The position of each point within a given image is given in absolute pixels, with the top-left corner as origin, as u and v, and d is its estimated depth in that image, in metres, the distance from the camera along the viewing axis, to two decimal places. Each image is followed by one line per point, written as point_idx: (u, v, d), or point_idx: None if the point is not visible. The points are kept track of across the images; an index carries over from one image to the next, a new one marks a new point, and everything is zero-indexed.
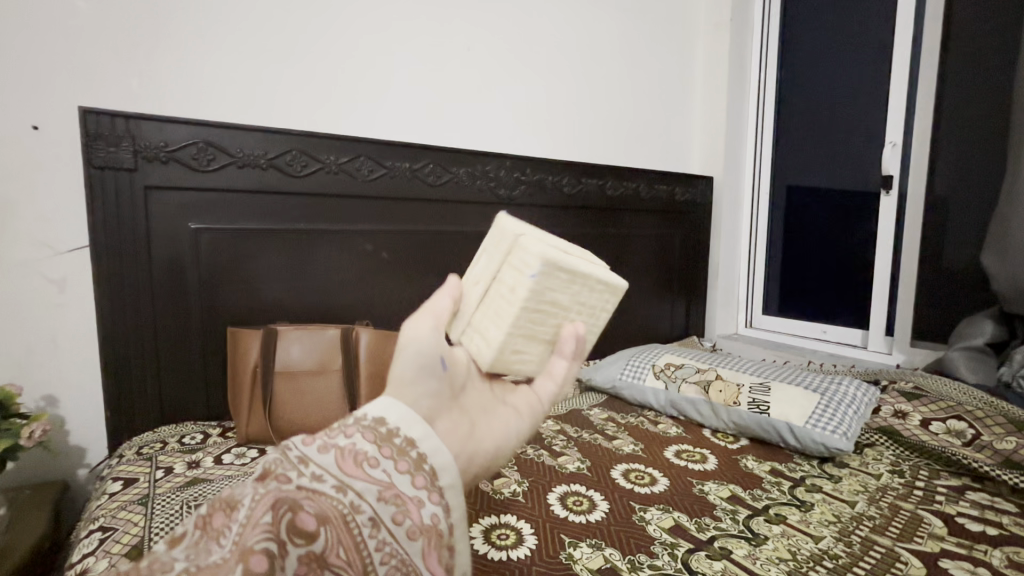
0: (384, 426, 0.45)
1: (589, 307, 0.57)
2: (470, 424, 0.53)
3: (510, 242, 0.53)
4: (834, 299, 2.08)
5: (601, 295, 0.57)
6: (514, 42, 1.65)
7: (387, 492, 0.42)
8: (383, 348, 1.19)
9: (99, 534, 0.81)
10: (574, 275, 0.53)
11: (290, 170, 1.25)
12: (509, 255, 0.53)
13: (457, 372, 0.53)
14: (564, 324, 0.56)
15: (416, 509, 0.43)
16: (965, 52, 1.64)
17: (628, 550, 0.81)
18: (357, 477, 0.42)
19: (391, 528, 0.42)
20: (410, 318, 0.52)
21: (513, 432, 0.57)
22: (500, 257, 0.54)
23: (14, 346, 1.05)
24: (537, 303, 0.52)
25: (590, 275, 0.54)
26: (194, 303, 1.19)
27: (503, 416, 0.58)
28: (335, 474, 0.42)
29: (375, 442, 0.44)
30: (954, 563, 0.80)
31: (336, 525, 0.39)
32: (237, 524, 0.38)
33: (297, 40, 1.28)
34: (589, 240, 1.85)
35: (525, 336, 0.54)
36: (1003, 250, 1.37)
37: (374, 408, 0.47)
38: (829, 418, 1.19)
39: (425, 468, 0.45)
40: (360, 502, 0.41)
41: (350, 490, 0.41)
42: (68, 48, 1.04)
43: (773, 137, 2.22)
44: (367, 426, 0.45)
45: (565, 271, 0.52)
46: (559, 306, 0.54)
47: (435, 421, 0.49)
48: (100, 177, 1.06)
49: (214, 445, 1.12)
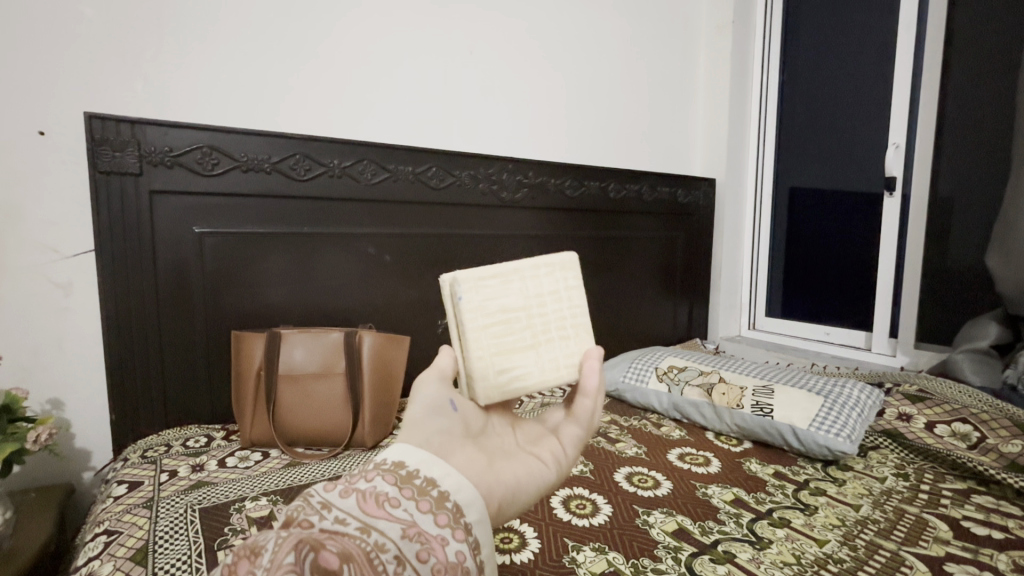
0: (404, 468, 0.47)
1: (547, 298, 0.64)
2: (487, 460, 0.54)
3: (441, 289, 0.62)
4: (837, 301, 2.08)
5: (550, 276, 0.64)
6: (514, 45, 1.65)
7: (410, 530, 0.43)
8: (385, 353, 1.19)
9: (104, 538, 0.82)
10: (503, 277, 0.61)
11: (294, 173, 1.25)
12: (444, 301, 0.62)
13: (471, 419, 0.59)
14: (533, 325, 0.62)
15: (440, 547, 0.43)
16: (968, 51, 1.63)
17: (632, 553, 0.81)
18: (379, 516, 0.42)
19: (416, 566, 0.41)
20: (422, 374, 0.58)
21: (536, 476, 0.56)
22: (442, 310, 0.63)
23: (20, 350, 1.06)
24: (488, 315, 0.59)
25: (519, 269, 0.62)
26: (197, 307, 1.19)
27: (522, 458, 0.57)
28: (358, 515, 0.42)
29: (396, 483, 0.45)
30: (960, 567, 0.79)
31: (359, 563, 0.38)
32: (259, 569, 0.36)
33: (299, 42, 1.28)
34: (591, 242, 1.85)
35: (501, 351, 0.60)
36: (1007, 251, 1.37)
37: (392, 453, 0.48)
38: (833, 421, 1.19)
39: (447, 506, 0.46)
40: (383, 540, 0.41)
41: (373, 530, 0.41)
42: (72, 53, 1.05)
43: (775, 138, 2.22)
44: (387, 470, 0.46)
45: (491, 279, 0.60)
46: (514, 306, 0.61)
47: (451, 456, 0.51)
48: (106, 182, 1.07)
49: (219, 448, 1.13)
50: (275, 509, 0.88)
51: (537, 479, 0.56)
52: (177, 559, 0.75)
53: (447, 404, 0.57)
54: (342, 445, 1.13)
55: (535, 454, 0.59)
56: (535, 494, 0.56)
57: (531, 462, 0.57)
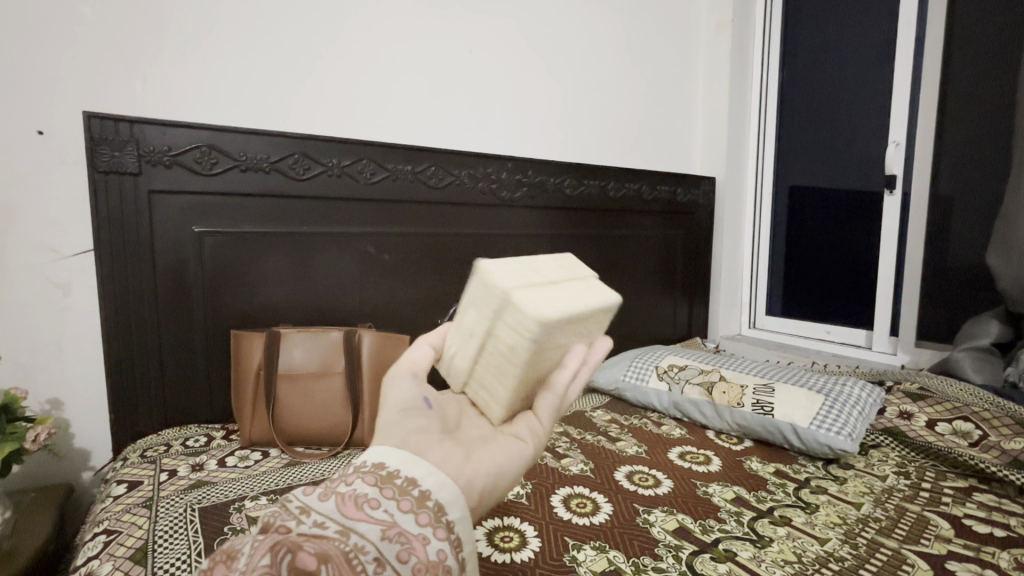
0: (384, 468, 0.46)
1: (586, 337, 0.58)
2: (465, 452, 0.54)
3: (505, 302, 0.50)
4: (838, 299, 2.07)
5: (601, 320, 0.58)
6: (513, 48, 1.65)
7: (390, 531, 0.43)
8: (385, 350, 1.18)
9: (103, 537, 0.82)
10: (573, 320, 0.52)
11: (293, 173, 1.25)
12: (499, 319, 0.52)
13: (446, 413, 0.58)
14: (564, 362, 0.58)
15: (421, 546, 0.43)
16: (968, 50, 1.63)
17: (632, 552, 0.80)
18: (358, 518, 0.43)
19: (396, 567, 0.41)
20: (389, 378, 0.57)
21: (515, 457, 0.56)
22: (484, 317, 0.53)
23: (20, 350, 1.06)
24: (540, 355, 0.53)
25: (588, 312, 0.54)
26: (197, 307, 1.19)
27: (502, 442, 0.57)
28: (337, 518, 0.42)
29: (376, 484, 0.45)
30: (962, 566, 0.79)
31: (337, 563, 0.39)
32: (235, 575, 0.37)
33: (298, 41, 1.28)
34: (590, 241, 1.85)
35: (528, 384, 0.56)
36: (1008, 249, 1.37)
37: (372, 455, 0.48)
38: (835, 419, 1.18)
39: (428, 505, 0.45)
40: (363, 543, 0.41)
41: (352, 533, 0.41)
42: (71, 53, 1.05)
43: (774, 137, 2.22)
44: (367, 472, 0.46)
45: (565, 321, 0.51)
46: (561, 346, 0.55)
47: (427, 453, 0.50)
48: (105, 181, 1.07)
49: (219, 448, 1.13)
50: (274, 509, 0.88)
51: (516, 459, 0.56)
52: (176, 558, 0.75)
53: (421, 402, 0.56)
54: (342, 443, 1.13)
55: (514, 433, 0.59)
56: (515, 474, 0.56)
57: (511, 444, 0.57)
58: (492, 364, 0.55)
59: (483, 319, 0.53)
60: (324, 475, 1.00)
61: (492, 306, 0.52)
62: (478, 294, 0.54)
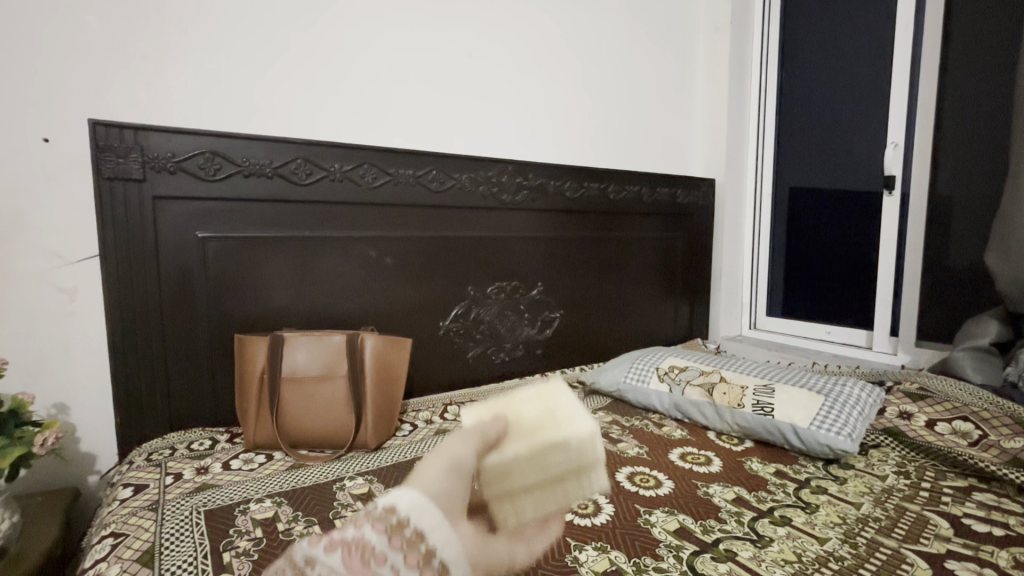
0: (394, 515, 0.42)
1: None
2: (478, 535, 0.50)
3: (587, 468, 0.60)
4: (837, 300, 2.07)
5: None
6: (520, 45, 1.67)
7: None
8: (389, 355, 1.21)
9: (111, 540, 0.82)
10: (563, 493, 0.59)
11: (295, 178, 1.26)
12: (581, 479, 0.60)
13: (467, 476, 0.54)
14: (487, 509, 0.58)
15: None
16: (967, 49, 1.63)
17: (633, 553, 0.81)
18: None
19: None
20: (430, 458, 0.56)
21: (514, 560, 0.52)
22: (573, 470, 0.59)
23: (27, 357, 1.07)
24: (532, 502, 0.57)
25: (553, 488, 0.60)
26: (201, 313, 1.20)
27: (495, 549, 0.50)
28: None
29: (386, 532, 0.41)
30: (961, 564, 0.79)
31: None
32: None
33: (298, 45, 1.29)
34: (590, 244, 1.86)
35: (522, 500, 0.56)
36: (1005, 249, 1.37)
37: (384, 497, 0.44)
38: (835, 419, 1.19)
39: (436, 564, 0.41)
40: None
41: None
42: (76, 63, 1.06)
43: (773, 140, 2.23)
44: (376, 517, 0.42)
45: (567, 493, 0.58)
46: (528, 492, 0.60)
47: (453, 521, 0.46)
48: (110, 187, 1.08)
49: (223, 451, 1.13)
50: (280, 511, 0.89)
51: (532, 547, 0.54)
52: (183, 560, 0.75)
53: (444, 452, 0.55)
54: (345, 445, 1.15)
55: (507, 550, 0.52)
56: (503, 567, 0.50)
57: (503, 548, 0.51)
58: (548, 501, 0.57)
59: (571, 475, 0.59)
60: (330, 479, 1.02)
61: (586, 462, 0.60)
62: (579, 451, 0.59)
